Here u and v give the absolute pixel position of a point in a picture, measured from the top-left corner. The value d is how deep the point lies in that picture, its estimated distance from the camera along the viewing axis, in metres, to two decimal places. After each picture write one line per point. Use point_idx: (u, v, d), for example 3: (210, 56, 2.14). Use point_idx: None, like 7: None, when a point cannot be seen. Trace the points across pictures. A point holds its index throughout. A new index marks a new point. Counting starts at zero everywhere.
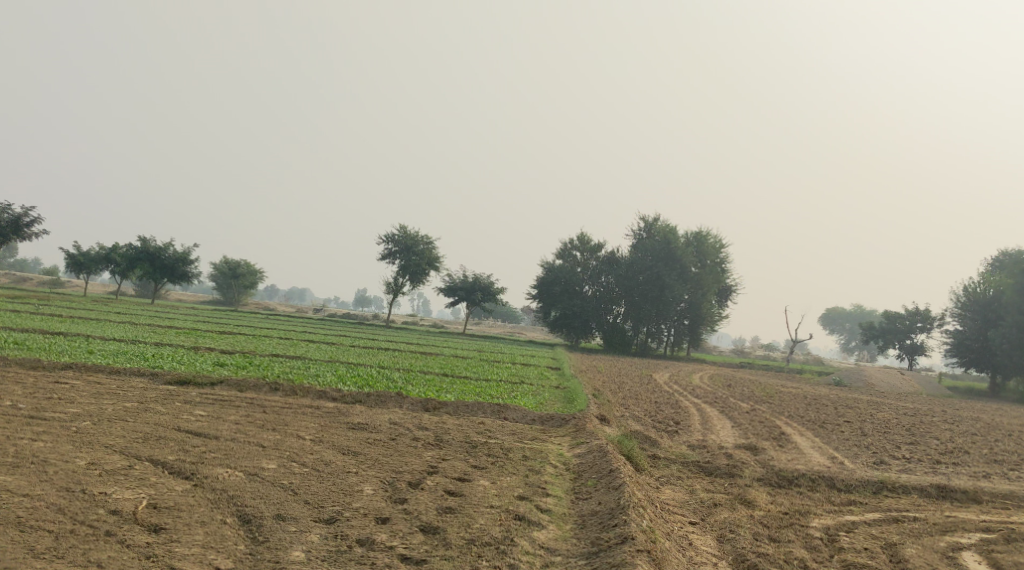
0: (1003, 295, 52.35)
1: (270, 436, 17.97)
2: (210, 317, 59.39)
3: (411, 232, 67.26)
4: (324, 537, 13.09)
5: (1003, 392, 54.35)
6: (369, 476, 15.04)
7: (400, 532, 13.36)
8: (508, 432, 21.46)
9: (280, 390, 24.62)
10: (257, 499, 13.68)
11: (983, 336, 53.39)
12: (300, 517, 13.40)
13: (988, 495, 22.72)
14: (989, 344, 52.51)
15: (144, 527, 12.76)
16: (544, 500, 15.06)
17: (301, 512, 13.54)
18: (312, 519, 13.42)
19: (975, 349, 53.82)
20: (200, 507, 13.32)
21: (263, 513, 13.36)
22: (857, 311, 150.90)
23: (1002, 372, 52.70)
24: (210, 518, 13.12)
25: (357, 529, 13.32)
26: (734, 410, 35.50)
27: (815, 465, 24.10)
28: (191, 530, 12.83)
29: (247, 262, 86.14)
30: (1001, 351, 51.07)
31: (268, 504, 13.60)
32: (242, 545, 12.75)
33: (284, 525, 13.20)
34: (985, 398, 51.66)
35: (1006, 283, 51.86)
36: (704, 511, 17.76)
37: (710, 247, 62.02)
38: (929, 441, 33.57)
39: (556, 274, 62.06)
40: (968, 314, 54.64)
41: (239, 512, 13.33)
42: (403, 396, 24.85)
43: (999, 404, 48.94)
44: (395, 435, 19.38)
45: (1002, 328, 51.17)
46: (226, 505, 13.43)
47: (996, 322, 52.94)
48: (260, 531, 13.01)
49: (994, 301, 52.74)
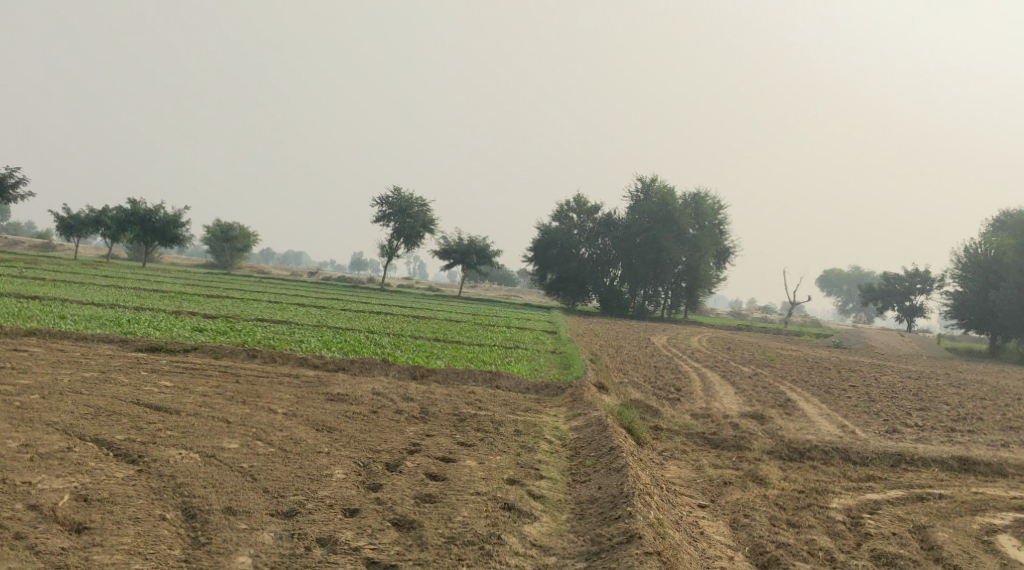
0: (1005, 256, 50.60)
1: (238, 409, 16.37)
2: (198, 280, 57.61)
3: (406, 193, 65.32)
4: (277, 537, 11.56)
5: (1005, 353, 52.92)
6: (342, 457, 13.45)
7: (368, 529, 11.82)
8: (501, 402, 19.95)
9: (259, 356, 23.03)
10: (207, 487, 12.12)
11: (984, 298, 51.70)
12: (253, 511, 11.85)
13: (1014, 467, 21.23)
14: (990, 306, 50.90)
15: (63, 527, 11.26)
16: (537, 484, 13.52)
17: (255, 504, 11.98)
18: (267, 513, 11.87)
19: (975, 311, 52.22)
20: (138, 499, 11.78)
21: (211, 505, 11.81)
22: (854, 272, 149.19)
23: (1003, 334, 51.22)
24: (147, 514, 11.58)
25: (319, 526, 11.77)
26: (737, 375, 34.00)
27: (827, 435, 22.59)
28: (121, 531, 11.31)
29: (240, 225, 84.13)
30: (1002, 312, 49.51)
31: (219, 493, 12.03)
32: (178, 549, 11.23)
33: (233, 522, 11.65)
34: (986, 360, 50.25)
35: (1008, 244, 50.07)
36: (713, 492, 16.25)
37: (709, 208, 59.79)
38: (939, 406, 32.09)
39: (552, 236, 60.33)
40: (968, 275, 52.93)
41: (182, 506, 11.79)
42: (389, 363, 23.28)
43: (1003, 366, 47.54)
44: (376, 407, 17.81)
45: (1003, 290, 49.57)
46: (170, 496, 11.89)
47: (997, 284, 51.23)
48: (204, 530, 11.48)
49: (995, 262, 51.05)
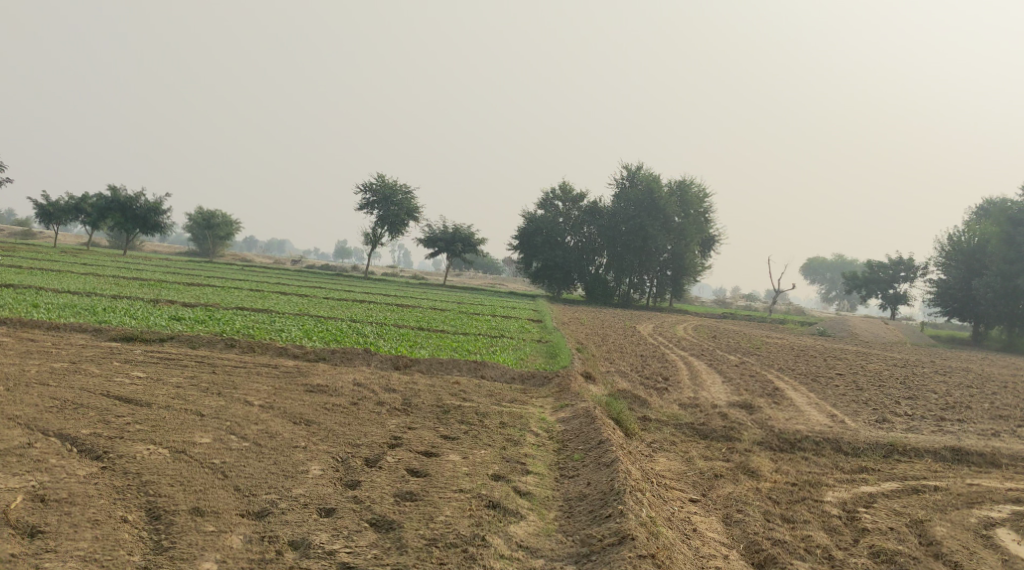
0: (988, 244, 50.25)
1: (212, 401, 15.76)
2: (178, 268, 56.75)
3: (390, 181, 64.63)
4: (247, 540, 11.01)
5: (987, 341, 52.71)
6: (319, 452, 12.87)
7: (344, 531, 11.27)
8: (485, 393, 19.40)
9: (237, 346, 22.36)
10: (175, 485, 11.55)
11: (967, 285, 51.32)
12: (221, 512, 11.28)
13: (1008, 458, 20.83)
14: (973, 293, 50.57)
15: (16, 531, 10.72)
16: (524, 480, 12.98)
17: (224, 503, 11.41)
18: (237, 514, 11.31)
19: (957, 298, 51.89)
20: (99, 500, 11.21)
21: (177, 506, 11.25)
22: (838, 260, 149.10)
23: (985, 321, 50.96)
24: (106, 516, 11.02)
25: (291, 528, 11.22)
26: (724, 363, 33.56)
27: (818, 425, 22.14)
28: (79, 536, 10.75)
29: (222, 212, 83.12)
30: (984, 300, 49.24)
31: (186, 492, 11.46)
32: (138, 555, 10.67)
33: (199, 524, 11.09)
34: (969, 347, 50.00)
35: (992, 232, 49.78)
36: (705, 485, 15.77)
37: (695, 196, 59.19)
38: (927, 394, 31.73)
39: (537, 224, 59.79)
40: (951, 263, 52.63)
41: (146, 506, 11.23)
42: (370, 352, 22.69)
43: (987, 353, 47.32)
44: (356, 399, 17.23)
45: (985, 277, 49.25)
46: (133, 496, 11.32)
47: (980, 272, 50.84)
48: (167, 533, 10.93)
49: (978, 251, 50.58)
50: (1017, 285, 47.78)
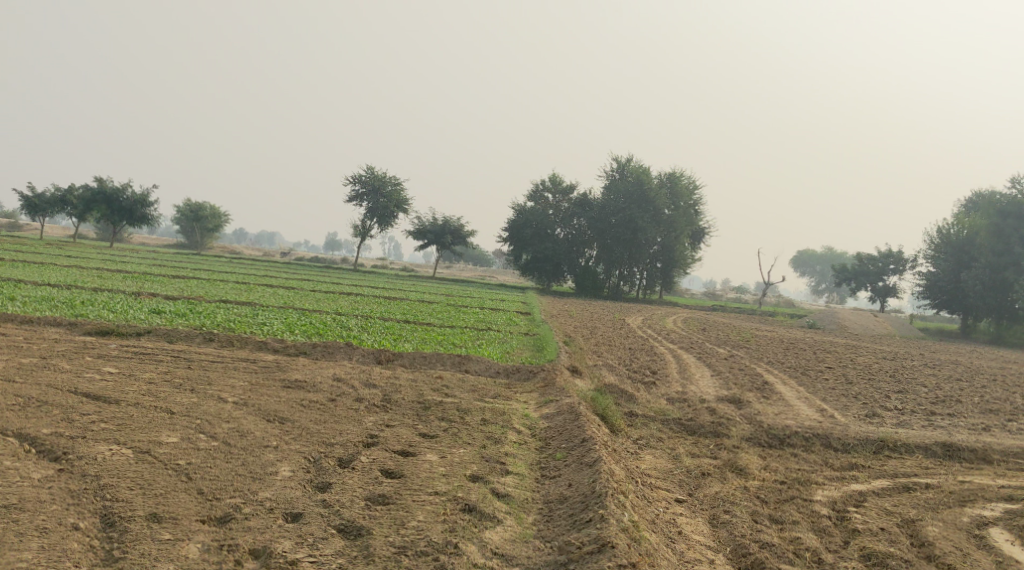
0: (977, 237, 49.92)
1: (184, 398, 15.26)
2: (164, 260, 56.08)
3: (378, 172, 64.05)
4: (205, 549, 10.76)
5: (976, 334, 52.41)
6: (290, 452, 12.61)
7: (309, 539, 11.03)
8: (468, 388, 18.95)
9: (216, 340, 21.79)
10: (134, 490, 11.33)
11: (956, 278, 50.94)
12: (181, 518, 11.06)
13: (1000, 454, 20.46)
14: (961, 286, 50.19)
15: None
16: (502, 481, 12.63)
17: (184, 509, 11.19)
18: (197, 521, 11.08)
19: (946, 291, 51.55)
20: (53, 505, 11.01)
21: (134, 513, 11.03)
22: (828, 252, 148.87)
23: (974, 314, 50.68)
24: (57, 524, 10.79)
25: (253, 536, 10.99)
26: (713, 356, 33.17)
27: (807, 420, 21.74)
28: (24, 545, 10.49)
29: (210, 204, 82.30)
30: (973, 293, 48.91)
31: (145, 497, 11.25)
32: (86, 566, 10.42)
33: (157, 532, 10.86)
34: (957, 340, 49.74)
35: (981, 225, 49.46)
36: (691, 484, 15.37)
37: (685, 188, 58.74)
38: (917, 388, 31.38)
39: (527, 216, 59.33)
40: (940, 256, 52.27)
41: (102, 512, 11.01)
42: (352, 346, 22.18)
43: (975, 346, 47.03)
44: (335, 395, 16.76)
45: (974, 270, 48.91)
46: (90, 501, 11.11)
47: (969, 265, 50.43)
48: (121, 541, 10.71)
49: (966, 243, 50.23)
50: (1005, 277, 47.51)
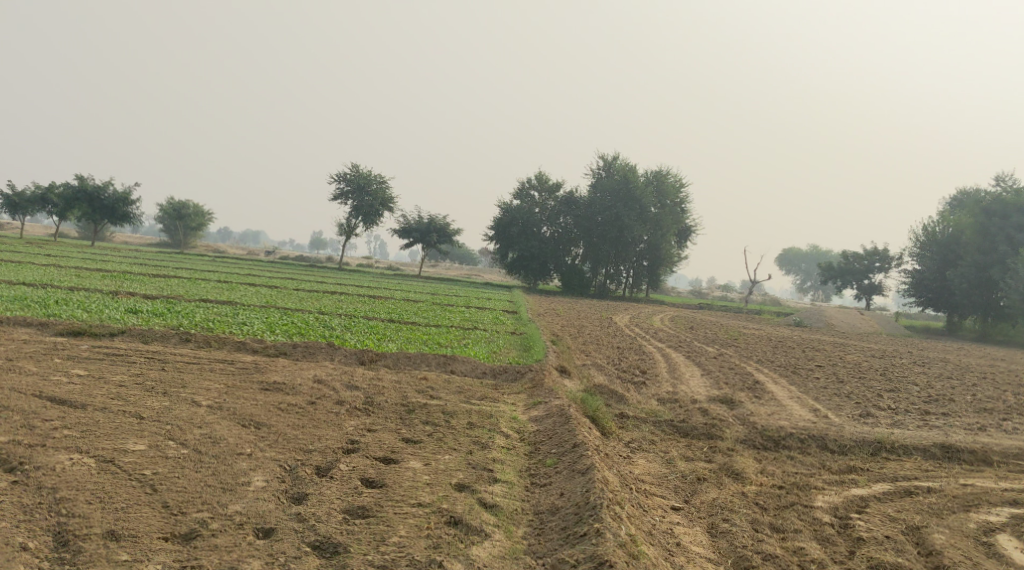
0: (962, 235, 49.54)
1: (155, 402, 14.51)
2: (144, 259, 55.09)
3: (364, 170, 63.26)
4: None
5: (961, 331, 51.98)
6: (265, 460, 11.99)
7: (282, 558, 10.40)
8: (455, 390, 18.26)
9: (193, 340, 20.99)
10: (92, 504, 10.73)
11: (942, 276, 50.53)
12: (141, 536, 10.44)
13: (999, 455, 19.85)
14: (948, 285, 49.78)
15: None
16: (490, 490, 11.98)
17: (146, 524, 10.58)
18: (160, 538, 10.46)
19: (932, 289, 51.10)
20: (4, 522, 10.41)
21: (90, 530, 10.41)
22: (813, 250, 148.80)
23: (960, 312, 50.16)
24: (7, 545, 10.18)
25: (219, 554, 10.36)
26: (702, 355, 32.52)
27: (801, 421, 21.15)
28: None
29: (193, 203, 81.22)
30: (959, 291, 48.44)
31: (104, 512, 10.63)
32: None
33: (115, 551, 10.24)
34: (942, 337, 49.29)
35: (965, 223, 49.12)
36: (688, 490, 14.73)
37: (671, 186, 58.24)
38: (909, 387, 30.82)
39: (513, 214, 58.53)
40: (926, 253, 51.80)
41: (55, 530, 10.41)
42: (334, 346, 21.44)
43: (961, 344, 46.58)
44: (314, 397, 16.05)
45: (960, 268, 48.49)
46: (43, 517, 10.51)
47: (955, 263, 50.00)
48: (74, 561, 10.10)
49: (952, 242, 49.89)
50: (990, 276, 46.93)
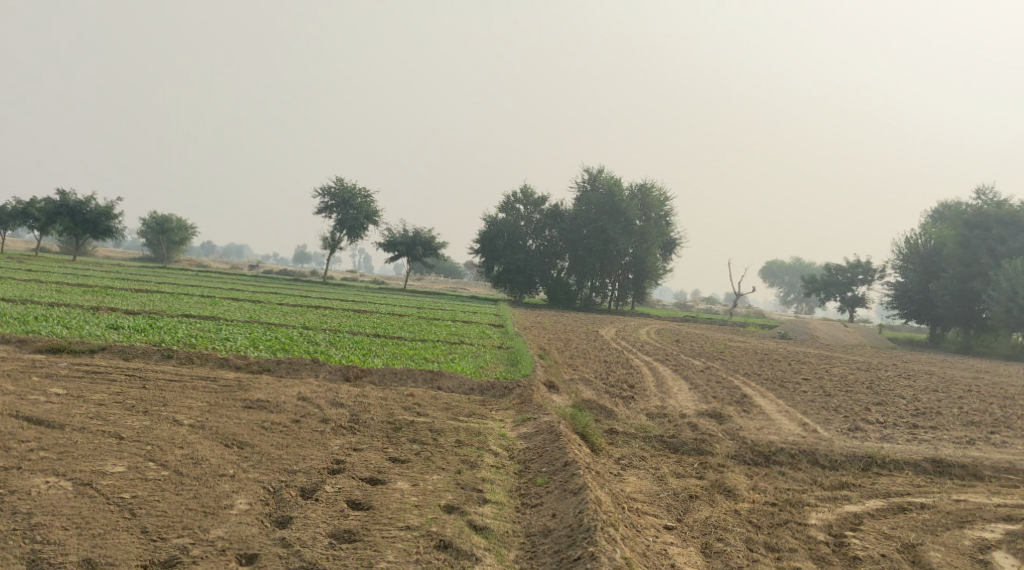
0: (944, 247, 49.56)
1: (136, 421, 14.18)
2: (127, 274, 54.59)
3: (348, 184, 62.93)
4: None
5: (944, 343, 51.90)
6: (248, 482, 11.72)
7: None
8: (442, 406, 17.97)
9: (175, 357, 20.64)
10: (68, 530, 10.48)
11: (925, 289, 50.38)
12: (119, 563, 10.21)
13: (990, 470, 19.63)
14: (931, 296, 49.68)
15: None
16: (480, 512, 11.75)
17: (124, 551, 10.34)
18: (139, 565, 10.22)
19: (916, 301, 50.96)
20: None
21: (66, 558, 10.17)
22: (797, 263, 149.09)
23: (943, 323, 50.03)
24: None
25: None
26: (688, 369, 32.30)
27: (790, 435, 20.95)
28: None
29: (176, 217, 80.68)
30: (942, 302, 48.38)
31: (81, 538, 10.39)
32: None
33: None
34: (926, 349, 49.18)
35: (948, 235, 49.20)
36: (680, 508, 14.50)
37: (656, 199, 58.18)
38: (896, 400, 30.67)
39: (498, 227, 58.25)
40: (909, 266, 51.59)
41: (30, 557, 10.15)
42: (319, 362, 21.12)
43: (945, 356, 46.47)
44: (299, 415, 15.74)
45: (943, 280, 48.48)
46: (17, 544, 10.25)
47: (938, 275, 49.91)
48: None
49: (934, 254, 49.89)
50: (973, 287, 46.97)
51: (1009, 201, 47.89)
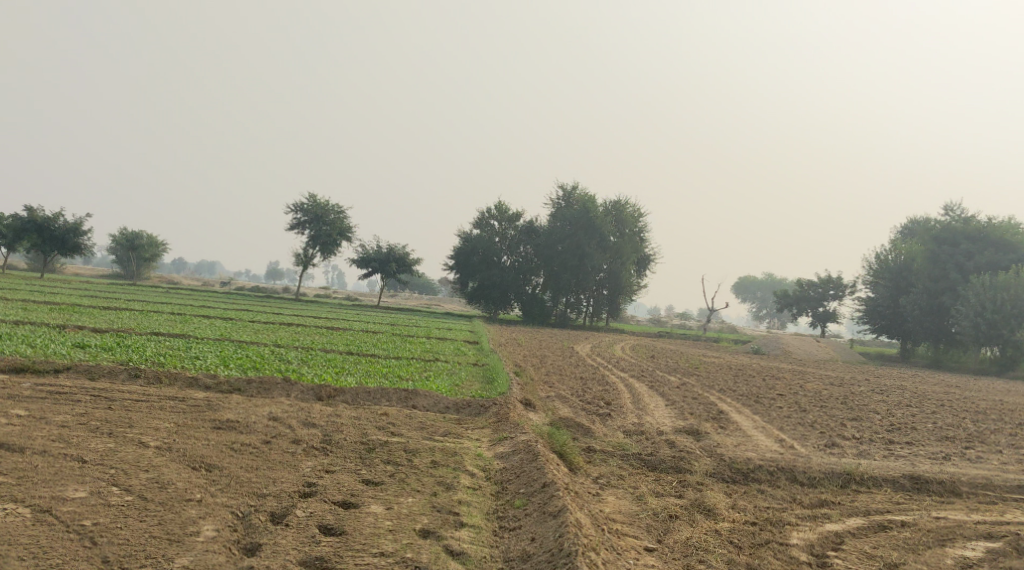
0: (914, 262, 49.67)
1: (101, 444, 13.75)
2: (95, 291, 53.73)
3: (322, 201, 62.45)
4: None
5: (914, 357, 51.79)
6: (216, 507, 11.38)
7: None
8: (417, 426, 17.61)
9: (142, 377, 20.16)
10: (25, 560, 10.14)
11: (895, 303, 50.04)
12: None
13: (969, 486, 19.44)
14: (901, 311, 49.41)
15: None
16: (457, 537, 11.47)
17: None
18: None
19: (885, 315, 50.61)
20: None
21: None
22: (769, 279, 149.73)
23: (912, 338, 49.70)
24: None
25: None
26: (664, 385, 32.06)
27: (768, 452, 20.74)
28: None
29: (147, 233, 79.78)
30: (911, 317, 48.26)
31: None
32: None
33: None
34: (897, 364, 49.10)
35: (917, 251, 49.52)
36: (661, 529, 14.22)
37: (630, 215, 58.33)
38: (871, 416, 30.54)
39: (473, 243, 57.86)
40: (879, 281, 51.19)
41: None
42: (291, 381, 20.69)
43: (916, 371, 46.46)
44: (270, 436, 15.34)
45: (912, 294, 48.51)
46: None
47: (908, 289, 49.68)
48: None
49: (903, 268, 49.71)
50: (943, 302, 47.15)
51: (976, 218, 48.68)
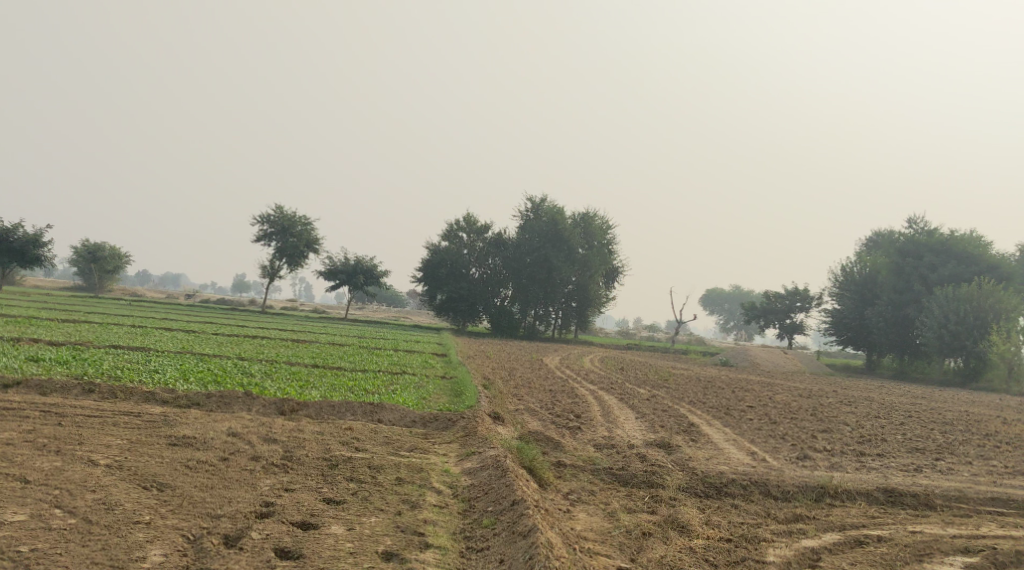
0: (880, 274, 49.77)
1: (48, 462, 13.09)
2: (55, 304, 52.60)
3: (288, 212, 61.68)
4: None
5: (880, 369, 51.70)
6: (166, 530, 10.83)
7: None
8: (382, 441, 17.04)
9: (96, 392, 19.43)
10: None
11: (861, 315, 50.00)
12: None
13: (943, 498, 19.12)
14: (866, 323, 49.36)
15: None
16: (420, 559, 10.95)
17: None
18: None
19: (851, 327, 50.52)
20: None
21: None
22: (736, 292, 150.16)
23: (878, 350, 49.54)
24: None
25: None
26: (633, 398, 31.62)
27: (741, 465, 20.32)
28: None
29: (110, 245, 78.47)
30: (877, 329, 48.11)
31: None
32: None
33: None
34: (862, 375, 49.00)
35: (882, 264, 49.71)
36: (634, 548, 13.74)
37: (598, 228, 58.23)
38: (841, 428, 30.24)
39: (440, 255, 57.25)
40: (844, 293, 51.23)
41: None
42: (252, 395, 20.04)
43: (882, 382, 46.36)
44: (228, 453, 14.71)
45: (877, 307, 48.53)
46: None
47: (873, 302, 49.76)
48: None
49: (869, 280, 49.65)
50: (907, 314, 47.16)
51: (938, 230, 48.97)
